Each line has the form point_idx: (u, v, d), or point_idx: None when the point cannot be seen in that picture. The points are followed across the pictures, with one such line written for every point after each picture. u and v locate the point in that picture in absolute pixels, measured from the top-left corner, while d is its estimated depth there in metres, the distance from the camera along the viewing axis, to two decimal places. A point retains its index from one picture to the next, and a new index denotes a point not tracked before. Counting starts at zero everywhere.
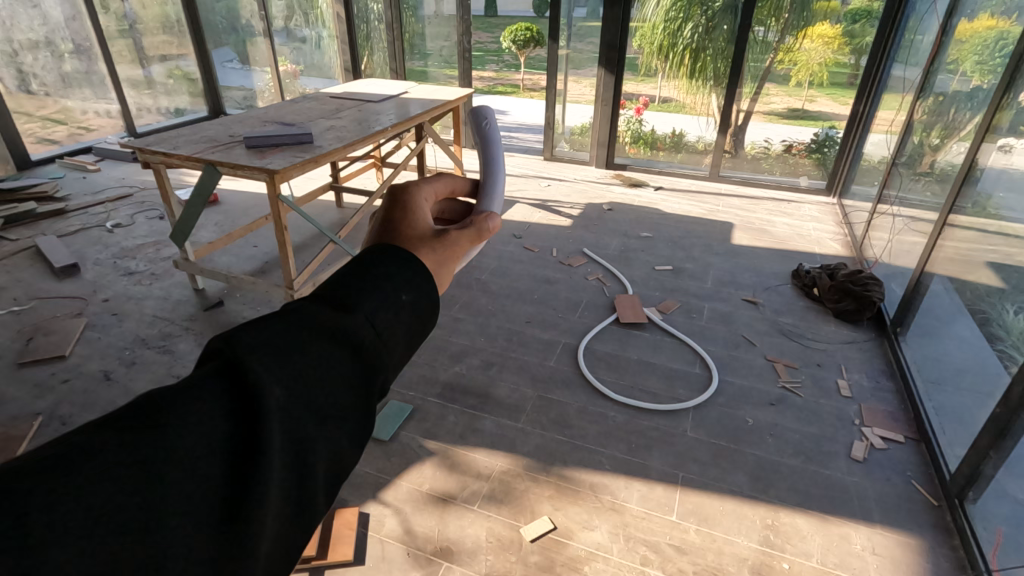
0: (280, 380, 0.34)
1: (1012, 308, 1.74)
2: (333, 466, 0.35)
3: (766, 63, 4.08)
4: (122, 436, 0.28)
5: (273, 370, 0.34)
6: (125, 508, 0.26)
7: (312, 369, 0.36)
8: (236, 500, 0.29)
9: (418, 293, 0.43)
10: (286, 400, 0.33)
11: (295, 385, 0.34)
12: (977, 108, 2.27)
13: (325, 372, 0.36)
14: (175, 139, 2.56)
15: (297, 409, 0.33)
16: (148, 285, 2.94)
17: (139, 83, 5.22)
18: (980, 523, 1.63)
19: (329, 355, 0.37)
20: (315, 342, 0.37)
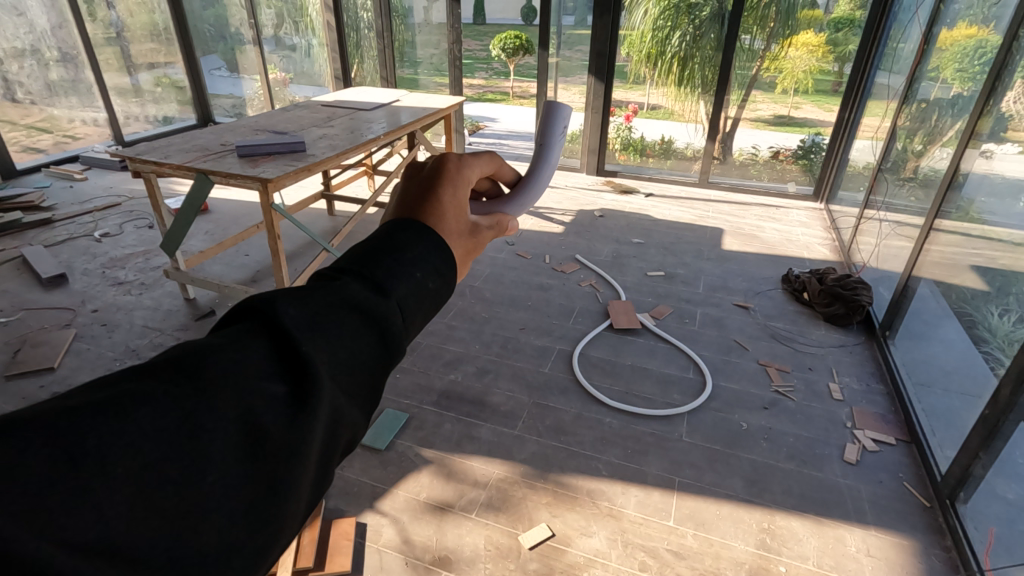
0: (315, 354, 0.36)
1: (997, 310, 1.78)
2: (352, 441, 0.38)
3: (753, 70, 4.13)
4: (168, 392, 0.31)
5: (307, 343, 0.36)
6: (169, 458, 0.28)
7: (344, 345, 0.38)
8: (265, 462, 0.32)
9: (443, 280, 0.45)
10: (317, 373, 0.35)
11: (329, 362, 0.36)
12: (958, 115, 2.32)
13: (357, 351, 0.38)
14: (165, 148, 2.54)
15: (328, 384, 0.35)
16: (138, 295, 2.91)
17: (127, 92, 5.19)
18: (971, 523, 1.65)
19: (361, 334, 0.39)
20: (352, 320, 0.39)
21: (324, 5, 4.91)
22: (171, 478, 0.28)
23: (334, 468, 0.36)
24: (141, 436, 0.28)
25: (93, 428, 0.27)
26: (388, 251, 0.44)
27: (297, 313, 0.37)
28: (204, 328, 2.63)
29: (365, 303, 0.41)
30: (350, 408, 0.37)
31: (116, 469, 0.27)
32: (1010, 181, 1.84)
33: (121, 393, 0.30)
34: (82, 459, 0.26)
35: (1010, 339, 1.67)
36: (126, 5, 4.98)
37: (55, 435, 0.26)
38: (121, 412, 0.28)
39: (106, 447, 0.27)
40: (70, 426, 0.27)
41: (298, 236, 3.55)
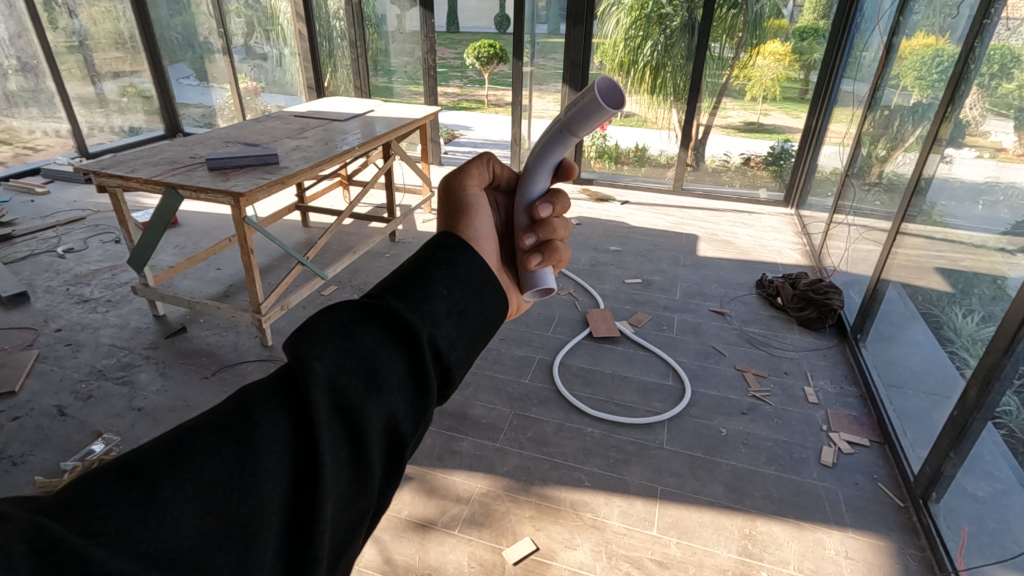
0: (330, 366, 0.48)
1: (961, 311, 1.84)
2: (390, 423, 0.50)
3: (723, 79, 4.21)
4: (221, 425, 0.44)
5: (324, 359, 0.49)
6: (222, 473, 0.42)
7: (354, 354, 0.50)
8: (308, 465, 0.45)
9: (454, 299, 0.60)
10: (335, 377, 0.48)
11: (341, 367, 0.49)
12: (919, 121, 2.40)
13: (371, 355, 0.51)
14: (132, 161, 2.48)
15: (356, 392, 0.49)
16: (104, 312, 2.82)
17: (90, 102, 5.05)
18: (944, 522, 1.69)
19: (371, 341, 0.52)
20: (362, 334, 0.52)
21: (295, 14, 4.83)
22: (230, 490, 0.41)
23: (375, 445, 0.48)
24: (202, 463, 0.41)
25: (156, 477, 0.40)
26: (404, 282, 0.59)
27: (316, 340, 0.49)
28: (175, 346, 2.56)
29: (384, 321, 0.54)
30: (380, 406, 0.50)
31: (185, 493, 0.40)
32: (969, 185, 1.91)
33: (185, 436, 0.43)
34: (153, 490, 0.39)
35: (975, 339, 1.72)
36: (89, 12, 4.86)
37: (142, 477, 0.40)
38: (182, 452, 0.42)
39: (175, 478, 0.40)
40: (149, 470, 0.40)
41: (271, 248, 3.49)
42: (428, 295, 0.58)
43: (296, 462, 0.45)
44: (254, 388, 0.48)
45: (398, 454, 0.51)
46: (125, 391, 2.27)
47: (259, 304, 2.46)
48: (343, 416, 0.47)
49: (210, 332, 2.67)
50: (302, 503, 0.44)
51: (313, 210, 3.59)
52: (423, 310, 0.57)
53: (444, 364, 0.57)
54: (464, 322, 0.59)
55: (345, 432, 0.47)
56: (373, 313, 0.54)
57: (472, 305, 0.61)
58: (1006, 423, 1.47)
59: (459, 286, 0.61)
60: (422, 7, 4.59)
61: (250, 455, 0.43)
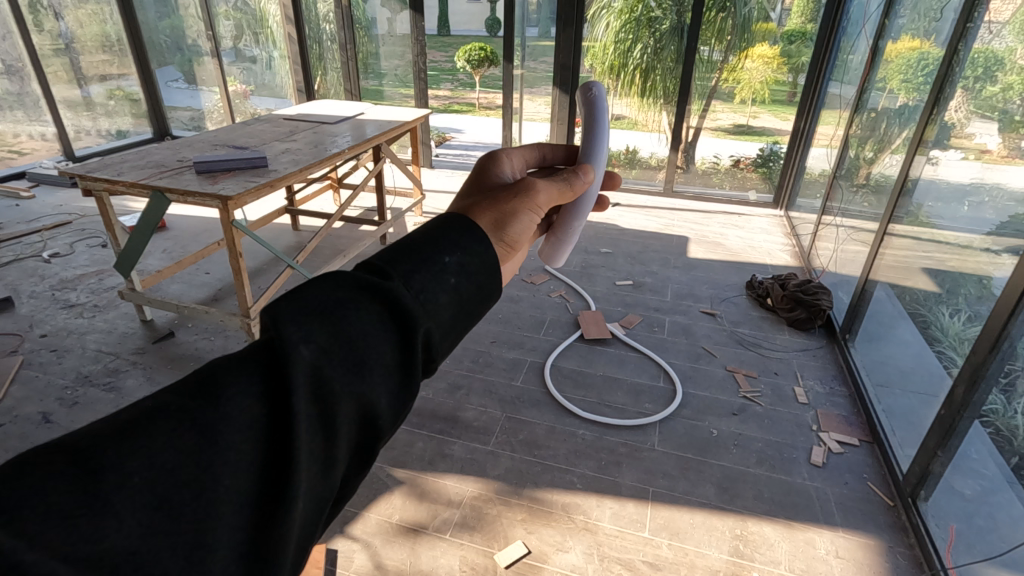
0: (304, 356, 0.46)
1: (948, 311, 1.85)
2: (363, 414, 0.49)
3: (712, 82, 4.23)
4: (180, 410, 0.42)
5: (296, 347, 0.46)
6: (179, 466, 0.40)
7: (332, 344, 0.48)
8: (277, 456, 0.44)
9: (454, 289, 0.57)
10: (308, 368, 0.46)
11: (318, 357, 0.47)
12: (905, 124, 2.43)
13: (347, 344, 0.49)
14: (118, 165, 2.45)
15: (336, 381, 0.47)
16: (90, 317, 2.79)
17: (77, 105, 4.99)
18: (933, 520, 1.70)
19: (350, 329, 0.49)
20: (341, 322, 0.49)
21: (284, 16, 4.80)
22: (187, 482, 0.40)
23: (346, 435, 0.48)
24: (156, 456, 0.40)
25: (106, 468, 0.38)
26: (402, 262, 0.56)
27: (289, 324, 0.47)
28: (163, 351, 2.53)
29: (370, 306, 0.52)
30: (360, 394, 0.48)
31: (137, 485, 0.38)
32: (954, 186, 1.94)
33: (147, 416, 0.41)
34: (104, 482, 0.38)
35: (961, 338, 1.73)
36: (75, 15, 4.81)
37: (95, 459, 0.39)
38: (136, 440, 0.40)
39: (133, 461, 0.39)
40: (101, 452, 0.39)
41: (260, 252, 3.47)
42: (426, 280, 0.56)
43: (263, 451, 0.43)
44: (223, 365, 0.46)
45: (369, 443, 0.50)
46: (112, 397, 2.24)
47: (248, 308, 2.43)
48: (316, 409, 0.46)
49: (198, 337, 2.65)
50: (269, 492, 0.43)
51: (303, 214, 3.57)
52: (419, 296, 0.54)
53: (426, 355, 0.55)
54: (454, 313, 0.57)
55: (318, 422, 0.46)
56: (360, 296, 0.52)
57: (467, 298, 0.59)
58: (993, 421, 1.49)
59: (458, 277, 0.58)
60: (412, 10, 4.59)
61: (214, 442, 0.41)
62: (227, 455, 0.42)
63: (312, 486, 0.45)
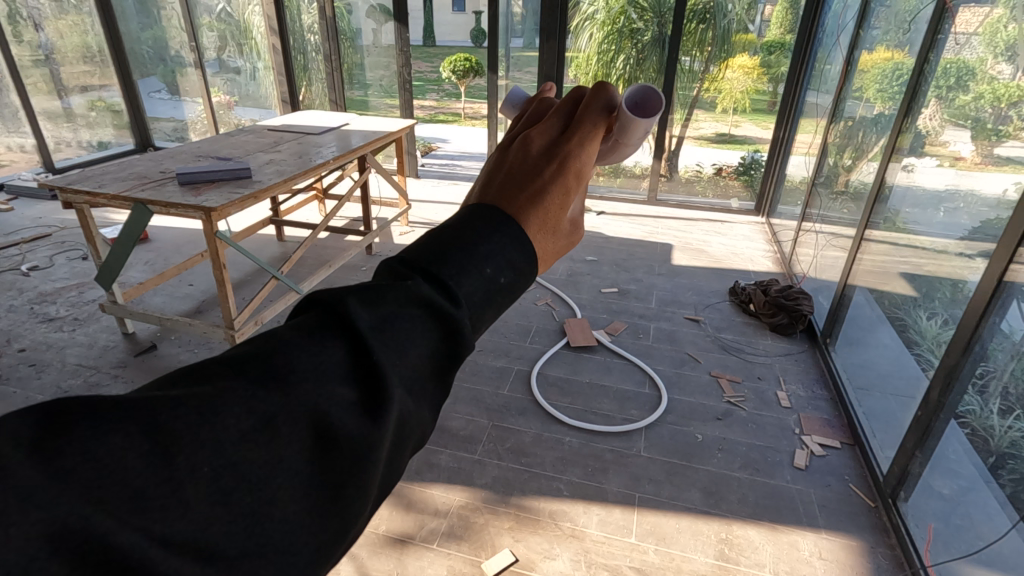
0: (389, 359, 0.38)
1: (925, 314, 1.89)
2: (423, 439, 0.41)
3: (694, 91, 4.30)
4: (252, 390, 0.34)
5: (381, 346, 0.38)
6: (248, 459, 0.32)
7: (412, 350, 0.39)
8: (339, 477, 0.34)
9: (512, 290, 0.46)
10: (388, 376, 0.37)
11: (400, 362, 0.38)
12: (881, 132, 2.49)
13: (423, 351, 0.40)
14: (99, 177, 2.43)
15: (399, 387, 0.38)
16: (71, 331, 2.74)
17: (57, 116, 4.92)
18: (913, 520, 1.73)
19: (430, 331, 0.40)
20: (424, 321, 0.40)
21: (269, 27, 4.80)
22: (252, 479, 0.32)
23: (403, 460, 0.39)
24: (224, 439, 0.32)
25: (177, 439, 0.31)
26: (464, 251, 0.44)
27: (374, 316, 0.39)
28: (145, 364, 2.51)
29: (434, 305, 0.41)
30: (415, 405, 0.39)
31: (203, 469, 0.31)
32: (930, 193, 1.99)
33: (213, 389, 0.34)
34: (173, 453, 0.31)
35: (938, 341, 1.77)
36: (55, 26, 4.78)
37: (154, 426, 0.31)
38: (209, 411, 0.32)
39: (196, 447, 0.31)
40: (170, 425, 0.31)
41: (245, 263, 3.45)
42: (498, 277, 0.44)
43: (323, 454, 0.34)
44: (296, 341, 0.38)
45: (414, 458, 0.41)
46: None
47: (231, 320, 2.41)
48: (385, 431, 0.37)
49: (181, 349, 2.63)
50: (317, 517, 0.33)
51: (287, 224, 3.56)
52: (473, 299, 0.43)
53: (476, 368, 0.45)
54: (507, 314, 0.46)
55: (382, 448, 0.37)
56: (420, 288, 0.42)
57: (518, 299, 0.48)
58: (969, 422, 1.52)
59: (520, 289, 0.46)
60: (397, 21, 4.62)
61: (276, 440, 0.33)
62: (285, 461, 0.33)
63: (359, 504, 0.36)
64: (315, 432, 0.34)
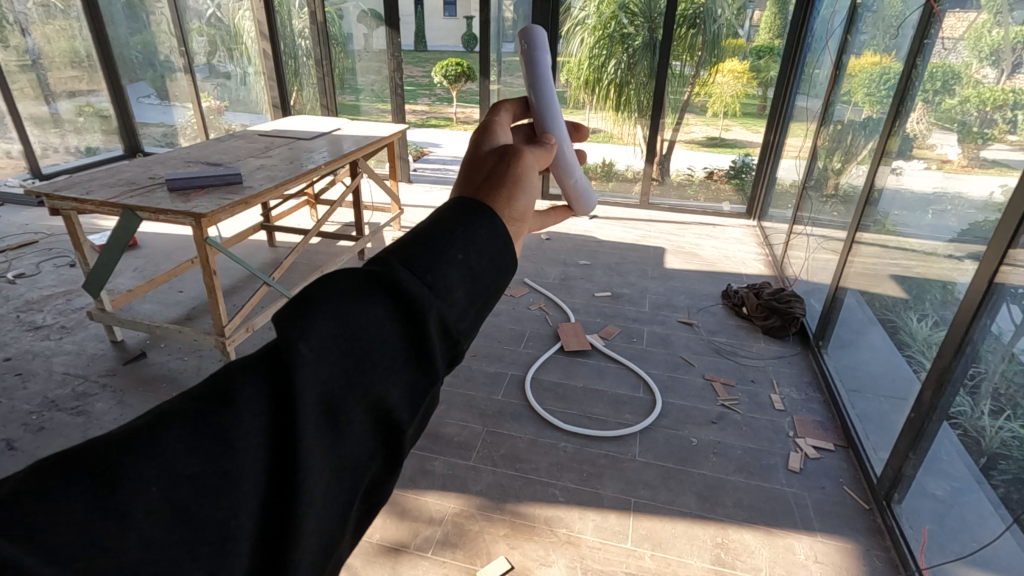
0: (335, 344, 0.36)
1: (916, 316, 1.90)
2: (393, 423, 0.39)
3: (685, 96, 4.32)
4: (196, 408, 0.33)
5: (327, 332, 0.36)
6: (201, 473, 0.31)
7: (362, 331, 0.37)
8: (294, 474, 0.34)
9: (474, 248, 0.44)
10: (337, 362, 0.36)
11: (346, 345, 0.37)
12: (869, 135, 2.51)
13: (375, 330, 0.38)
14: (87, 183, 2.40)
15: (347, 374, 0.36)
16: (58, 339, 2.71)
17: (44, 122, 4.86)
18: (907, 522, 1.73)
19: (379, 309, 0.39)
20: (372, 301, 0.39)
21: (259, 32, 4.79)
22: (208, 490, 0.31)
23: (372, 448, 0.38)
24: (172, 459, 0.30)
25: (121, 469, 0.29)
26: (411, 240, 0.43)
27: (314, 305, 0.37)
28: (134, 372, 2.48)
29: (381, 282, 0.40)
30: (373, 390, 0.37)
31: (155, 492, 0.30)
32: (919, 196, 2.00)
33: (157, 413, 0.32)
34: (118, 481, 0.29)
35: (929, 343, 1.78)
36: (42, 31, 4.73)
37: (96, 461, 0.30)
38: (151, 434, 0.31)
39: (140, 469, 0.30)
40: (110, 454, 0.30)
41: (235, 269, 3.42)
42: (445, 246, 0.43)
43: (280, 454, 0.34)
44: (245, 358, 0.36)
45: (393, 446, 0.39)
46: (80, 421, 2.18)
47: (223, 327, 2.39)
48: (339, 421, 0.36)
49: (171, 357, 2.60)
50: (281, 515, 0.34)
51: (278, 230, 3.54)
52: (426, 268, 0.41)
53: (455, 345, 0.42)
54: (482, 277, 0.44)
55: (341, 438, 0.36)
56: (363, 273, 0.40)
57: (498, 260, 0.45)
58: (961, 423, 1.52)
59: (482, 245, 0.44)
60: (389, 26, 4.63)
61: (229, 450, 0.32)
62: (246, 466, 0.32)
63: (331, 500, 0.35)
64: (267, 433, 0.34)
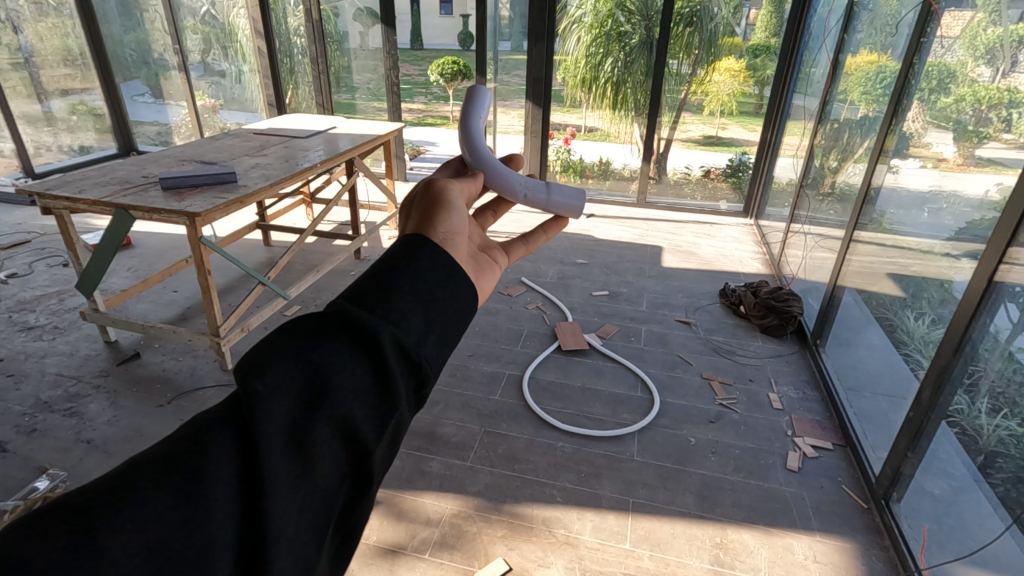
0: (296, 378, 0.40)
1: (914, 315, 1.90)
2: (359, 447, 0.41)
3: (682, 94, 4.31)
4: (169, 454, 0.37)
5: (289, 369, 0.40)
6: (174, 513, 0.34)
7: (323, 362, 0.41)
8: (263, 505, 0.37)
9: (423, 277, 0.49)
10: (298, 394, 0.40)
11: (307, 378, 0.40)
12: (866, 133, 2.51)
13: (336, 360, 0.42)
14: (79, 181, 2.38)
15: (309, 404, 0.40)
16: (51, 340, 2.68)
17: (37, 120, 4.81)
18: (905, 521, 1.73)
19: (340, 342, 0.43)
20: (330, 337, 0.43)
21: (254, 30, 4.76)
22: (181, 526, 0.34)
23: (340, 472, 0.41)
24: (147, 502, 0.34)
25: (96, 517, 0.33)
26: (368, 281, 0.48)
27: (275, 348, 0.41)
28: (128, 373, 2.46)
29: (335, 319, 0.44)
30: (337, 415, 0.41)
31: (131, 533, 0.33)
32: (915, 194, 1.99)
33: (135, 463, 0.36)
34: (94, 527, 0.32)
35: (926, 341, 1.78)
36: (35, 29, 4.68)
37: (73, 512, 0.33)
38: (127, 484, 0.34)
39: (116, 514, 0.33)
40: (88, 506, 0.33)
41: (230, 269, 3.40)
42: (397, 283, 0.48)
43: (249, 485, 0.37)
44: (214, 407, 0.40)
45: (362, 469, 0.42)
46: (73, 422, 2.16)
47: (218, 327, 2.37)
48: (305, 449, 0.39)
49: (166, 357, 2.57)
50: (252, 544, 0.37)
51: (274, 229, 3.52)
52: (381, 303, 0.46)
53: (420, 369, 0.46)
54: (435, 302, 0.49)
55: (308, 464, 0.39)
56: (324, 313, 0.45)
57: (450, 282, 0.50)
58: (959, 421, 1.52)
59: (427, 271, 0.50)
60: (384, 24, 4.60)
61: (200, 487, 0.36)
62: (215, 500, 0.36)
63: (303, 523, 0.39)
64: (236, 467, 0.37)
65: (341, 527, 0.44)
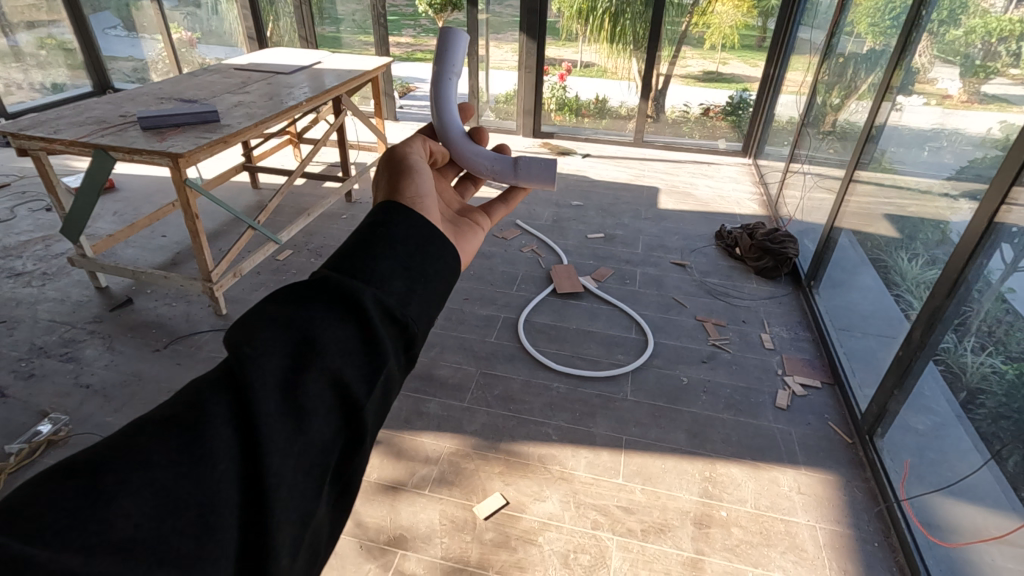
0: (284, 338, 0.42)
1: (908, 256, 1.90)
2: (351, 399, 0.43)
3: (682, 26, 4.12)
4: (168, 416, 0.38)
5: (276, 331, 0.42)
6: (175, 463, 0.35)
7: (308, 323, 0.43)
8: (261, 454, 0.38)
9: (399, 242, 0.53)
10: (286, 353, 0.42)
11: (294, 338, 0.42)
12: (872, 68, 2.42)
13: (321, 320, 0.44)
14: (53, 121, 2.27)
15: (297, 360, 0.42)
16: (40, 286, 2.65)
17: (4, 55, 4.56)
18: (888, 455, 1.80)
19: (324, 306, 0.45)
20: (314, 302, 0.45)
21: None
22: (184, 475, 0.35)
23: (335, 424, 0.42)
24: (148, 454, 0.35)
25: (102, 472, 0.34)
26: (345, 252, 0.51)
27: (261, 316, 0.43)
28: (122, 319, 2.45)
29: (317, 288, 0.47)
30: (325, 369, 0.42)
31: (137, 482, 0.34)
32: (917, 132, 1.95)
33: (136, 426, 0.37)
34: (101, 481, 0.33)
35: (919, 282, 1.78)
36: None
37: (79, 469, 0.34)
38: (129, 442, 0.36)
39: (122, 468, 0.34)
40: (92, 466, 0.34)
41: (218, 213, 3.33)
42: (374, 251, 0.51)
43: (245, 438, 0.38)
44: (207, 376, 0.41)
45: (356, 423, 0.43)
46: (71, 368, 2.17)
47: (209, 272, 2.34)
48: (298, 401, 0.40)
49: (159, 303, 2.56)
50: (254, 494, 0.37)
51: (261, 171, 3.42)
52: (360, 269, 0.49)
53: (404, 327, 0.48)
54: (412, 266, 0.52)
55: (303, 415, 0.40)
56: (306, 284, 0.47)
57: (424, 246, 0.54)
58: (945, 359, 1.55)
59: (402, 237, 0.54)
60: None
61: (198, 441, 0.37)
62: (215, 450, 0.37)
63: (302, 472, 0.39)
64: (231, 423, 0.38)
65: (339, 486, 0.45)
